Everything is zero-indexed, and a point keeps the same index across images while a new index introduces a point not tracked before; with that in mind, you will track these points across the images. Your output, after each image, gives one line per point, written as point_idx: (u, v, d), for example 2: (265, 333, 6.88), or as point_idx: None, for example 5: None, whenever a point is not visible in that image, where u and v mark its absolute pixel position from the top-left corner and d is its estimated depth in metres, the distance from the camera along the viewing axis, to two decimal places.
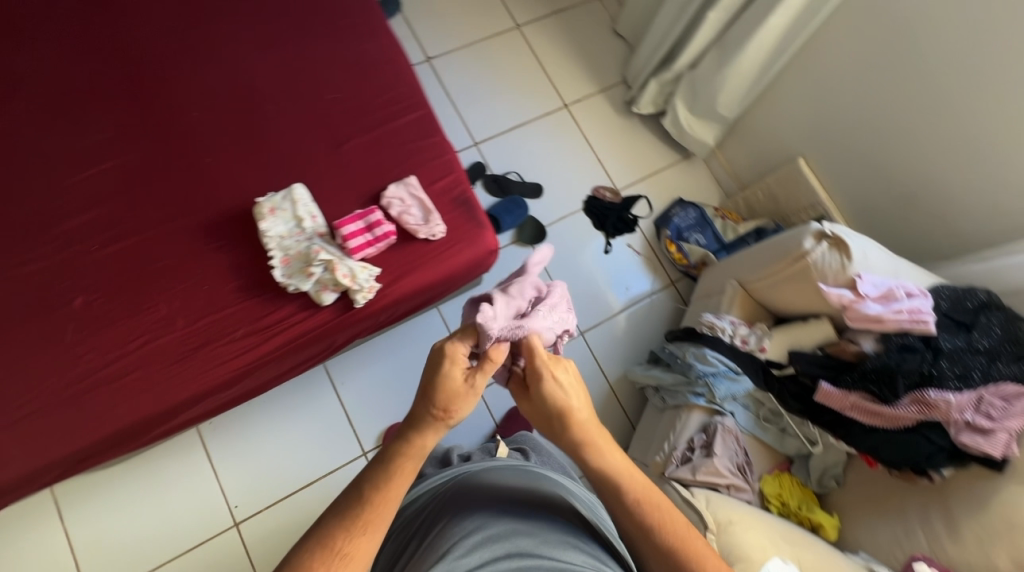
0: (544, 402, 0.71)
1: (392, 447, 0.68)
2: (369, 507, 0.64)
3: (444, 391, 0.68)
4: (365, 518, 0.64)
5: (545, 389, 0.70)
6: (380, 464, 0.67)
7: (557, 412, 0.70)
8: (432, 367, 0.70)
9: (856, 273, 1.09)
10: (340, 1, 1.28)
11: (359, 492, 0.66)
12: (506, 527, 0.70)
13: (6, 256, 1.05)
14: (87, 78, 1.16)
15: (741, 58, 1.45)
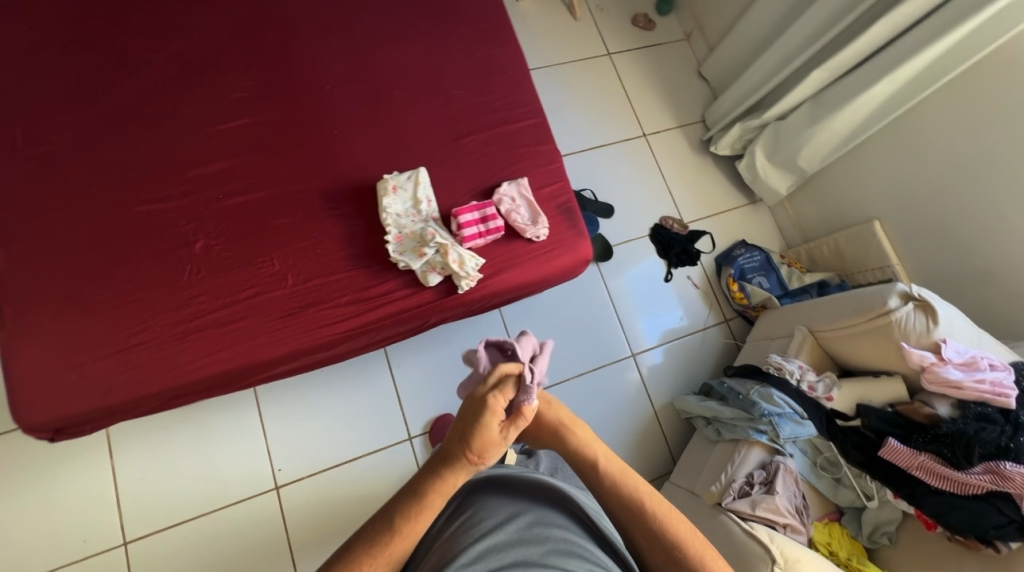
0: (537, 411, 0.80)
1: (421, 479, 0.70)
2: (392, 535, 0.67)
3: (480, 437, 0.68)
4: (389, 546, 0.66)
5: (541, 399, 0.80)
6: (406, 497, 0.69)
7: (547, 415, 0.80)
8: (471, 412, 0.69)
9: (941, 338, 1.16)
10: (476, 6, 1.35)
11: (384, 521, 0.68)
12: (513, 535, 0.69)
13: (130, 190, 1.07)
14: (225, 36, 1.19)
15: (837, 118, 1.50)
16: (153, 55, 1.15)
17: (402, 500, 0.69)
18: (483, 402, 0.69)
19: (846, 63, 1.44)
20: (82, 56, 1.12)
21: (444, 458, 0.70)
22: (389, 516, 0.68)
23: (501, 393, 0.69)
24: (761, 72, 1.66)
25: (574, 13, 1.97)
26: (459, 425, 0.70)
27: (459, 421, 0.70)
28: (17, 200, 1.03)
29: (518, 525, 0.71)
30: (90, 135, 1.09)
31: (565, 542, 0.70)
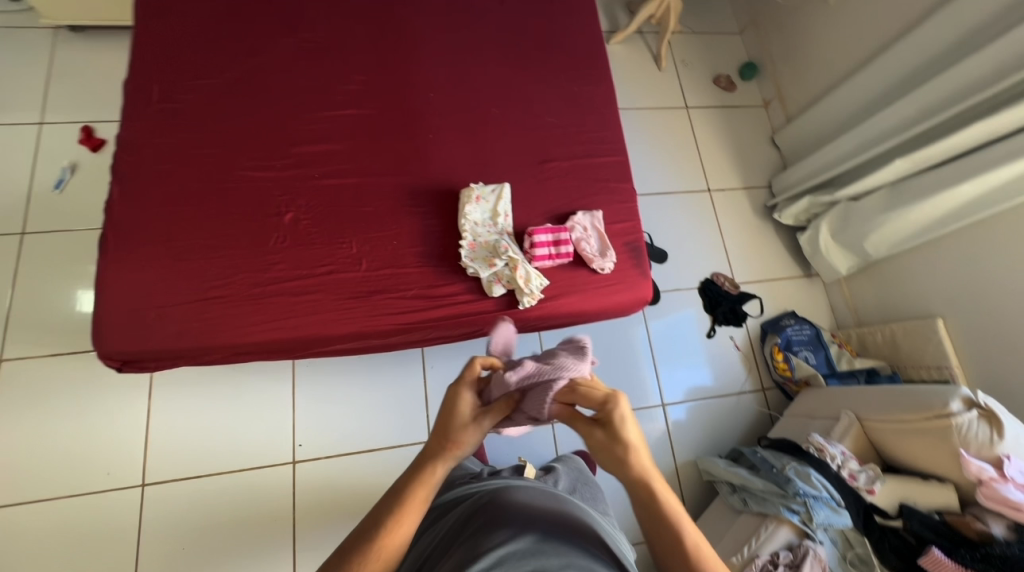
0: (616, 444, 0.63)
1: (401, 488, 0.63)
2: (372, 546, 0.59)
3: (459, 429, 0.65)
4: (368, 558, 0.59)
5: (625, 430, 0.63)
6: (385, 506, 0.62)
7: (627, 454, 0.63)
8: (446, 410, 0.66)
9: (1004, 453, 1.10)
10: (579, 43, 1.42)
11: (362, 533, 0.60)
12: (529, 541, 0.66)
13: (238, 155, 1.16)
14: (350, 33, 1.29)
15: (914, 210, 1.47)
16: (283, 40, 1.26)
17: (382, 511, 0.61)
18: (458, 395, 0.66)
19: (933, 157, 1.41)
20: (224, 31, 1.24)
21: (426, 463, 0.64)
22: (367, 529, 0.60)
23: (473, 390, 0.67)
24: (838, 152, 1.67)
25: (660, 64, 1.99)
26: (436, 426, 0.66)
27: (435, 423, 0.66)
28: (143, 146, 1.13)
29: (534, 532, 0.68)
30: (216, 100, 1.19)
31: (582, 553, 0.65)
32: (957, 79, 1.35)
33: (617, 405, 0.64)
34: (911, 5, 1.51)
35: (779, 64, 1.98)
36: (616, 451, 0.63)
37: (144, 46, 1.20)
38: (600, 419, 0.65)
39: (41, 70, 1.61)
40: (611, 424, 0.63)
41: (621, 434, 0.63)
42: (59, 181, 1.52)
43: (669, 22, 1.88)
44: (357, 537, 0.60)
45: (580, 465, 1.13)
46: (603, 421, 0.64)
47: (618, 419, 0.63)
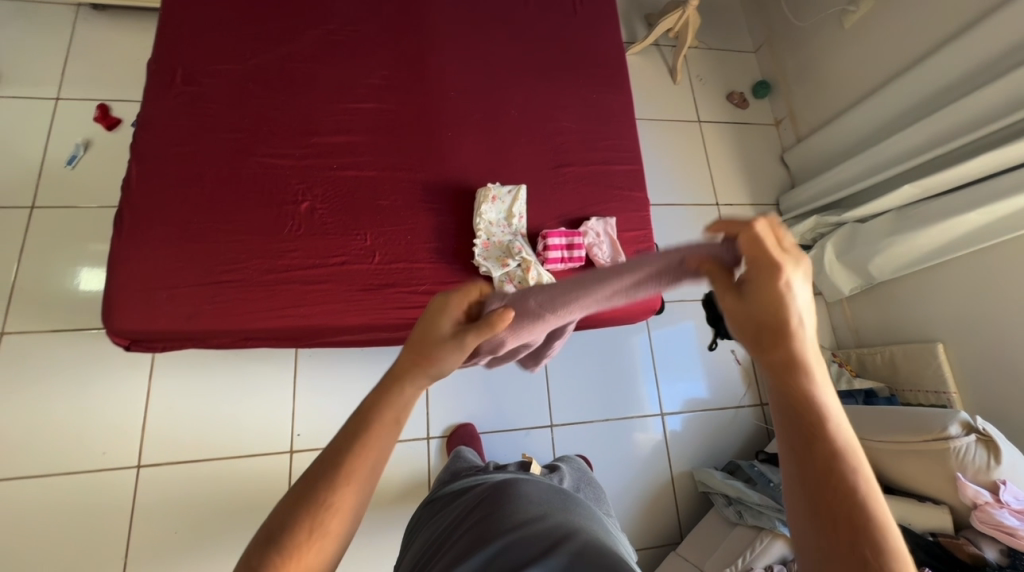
0: (757, 311, 0.53)
1: (363, 424, 0.56)
2: (329, 496, 0.52)
3: (435, 344, 0.57)
4: (325, 507, 0.52)
5: (776, 297, 0.52)
6: (342, 445, 0.55)
7: (774, 322, 0.52)
8: (425, 323, 0.58)
9: (1000, 478, 1.12)
10: (601, 52, 1.43)
11: (311, 475, 0.54)
12: (543, 532, 0.68)
13: (257, 143, 1.16)
14: (376, 29, 1.30)
15: (920, 235, 1.48)
16: (309, 31, 1.27)
17: (338, 451, 0.55)
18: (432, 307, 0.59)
19: (942, 184, 1.42)
20: (252, 19, 1.25)
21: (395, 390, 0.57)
22: (322, 468, 0.54)
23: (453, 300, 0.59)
24: (847, 174, 1.70)
25: (675, 77, 2.00)
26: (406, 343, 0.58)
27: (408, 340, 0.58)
28: (164, 127, 1.14)
29: (548, 524, 0.70)
30: (238, 86, 1.19)
31: (596, 545, 0.67)
32: (967, 111, 1.37)
33: (781, 269, 0.51)
34: (927, 34, 1.53)
35: (793, 84, 2.00)
36: (759, 316, 0.53)
37: (170, 27, 1.21)
38: (743, 281, 0.54)
39: (61, 45, 1.61)
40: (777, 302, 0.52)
41: (771, 300, 0.52)
42: (71, 157, 1.52)
43: (686, 37, 1.90)
44: (312, 475, 0.54)
45: (582, 466, 1.12)
46: (751, 284, 0.53)
47: (768, 283, 0.52)
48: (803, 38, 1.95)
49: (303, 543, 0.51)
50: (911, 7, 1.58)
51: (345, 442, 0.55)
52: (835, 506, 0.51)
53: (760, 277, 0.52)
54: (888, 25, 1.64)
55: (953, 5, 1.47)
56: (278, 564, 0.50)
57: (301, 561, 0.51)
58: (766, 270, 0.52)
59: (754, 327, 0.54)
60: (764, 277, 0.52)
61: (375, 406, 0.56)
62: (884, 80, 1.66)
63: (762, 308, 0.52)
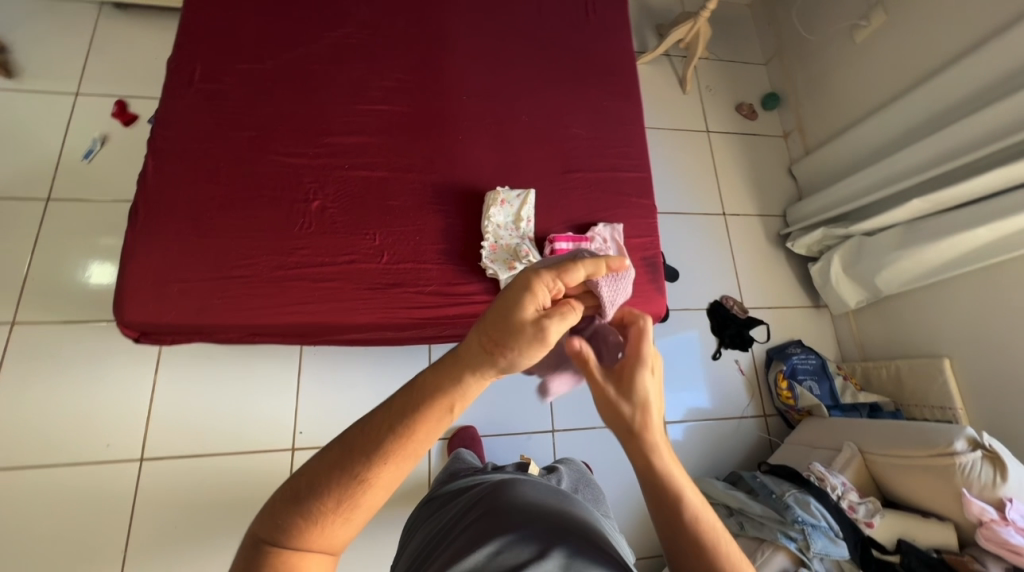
0: (628, 408, 0.56)
1: (413, 402, 0.47)
2: (364, 470, 0.46)
3: (516, 331, 0.47)
4: (358, 484, 0.46)
5: (642, 393, 0.56)
6: (385, 421, 0.47)
7: (638, 416, 0.56)
8: (512, 299, 0.48)
9: (1007, 496, 1.11)
10: (612, 60, 1.45)
11: (347, 443, 0.47)
12: (538, 529, 0.67)
13: (272, 141, 1.18)
14: (391, 33, 1.32)
15: (928, 249, 1.48)
16: (325, 33, 1.29)
17: (379, 426, 0.47)
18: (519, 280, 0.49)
19: (951, 199, 1.42)
20: (270, 20, 1.27)
21: (457, 369, 0.48)
22: (360, 440, 0.47)
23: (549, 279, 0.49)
24: (855, 187, 1.70)
25: (684, 88, 2.02)
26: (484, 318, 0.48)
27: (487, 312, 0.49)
28: (181, 124, 1.16)
29: (543, 521, 0.69)
30: (255, 85, 1.21)
31: (593, 543, 0.66)
32: (976, 127, 1.37)
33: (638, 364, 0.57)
34: (937, 51, 1.54)
35: (802, 96, 2.01)
36: (629, 412, 0.56)
37: (191, 27, 1.23)
38: (619, 378, 0.57)
39: (82, 42, 1.64)
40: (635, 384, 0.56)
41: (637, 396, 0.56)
42: (88, 152, 1.54)
43: (696, 48, 1.92)
44: (345, 446, 0.47)
45: (581, 467, 1.13)
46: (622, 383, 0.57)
47: (635, 380, 0.56)
48: (813, 52, 1.96)
49: (331, 515, 0.46)
50: (921, 24, 1.59)
51: (390, 417, 0.47)
52: None
53: (630, 370, 0.57)
54: (898, 41, 1.66)
55: (963, 23, 1.48)
56: (303, 527, 0.47)
57: (328, 531, 0.47)
58: (636, 367, 0.57)
59: (625, 423, 0.57)
60: (634, 372, 0.57)
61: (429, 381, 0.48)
62: (893, 95, 1.67)
63: (629, 405, 0.56)
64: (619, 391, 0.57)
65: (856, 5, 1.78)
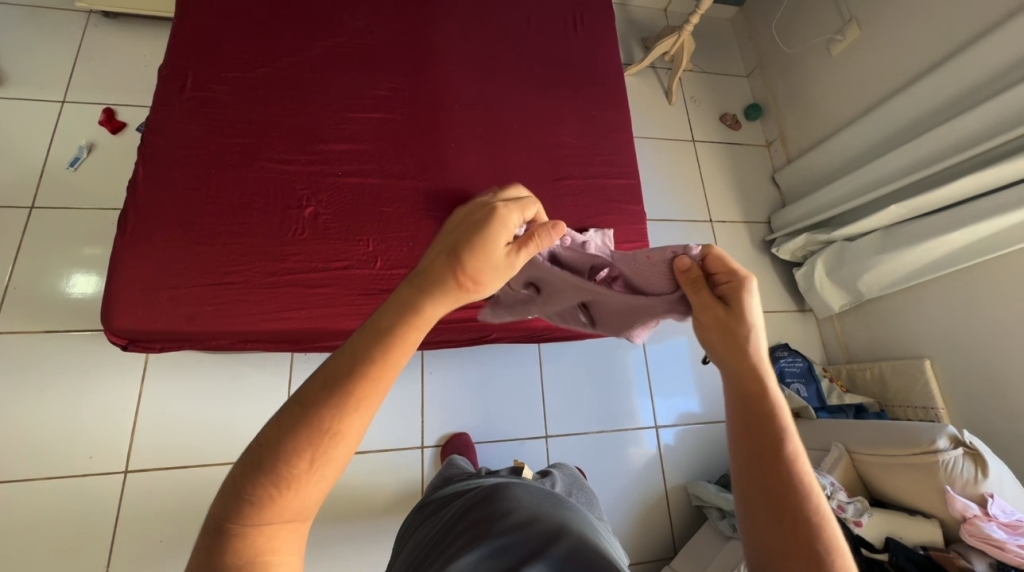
0: (736, 319, 0.60)
1: (371, 337, 0.44)
2: (330, 420, 0.42)
3: (480, 250, 0.47)
4: (330, 437, 0.42)
5: (751, 311, 0.60)
6: (343, 364, 0.43)
7: (748, 328, 0.60)
8: (474, 219, 0.48)
9: (988, 491, 1.14)
10: (601, 71, 1.48)
11: (305, 396, 0.42)
12: (530, 536, 0.66)
13: (264, 148, 1.19)
14: (384, 43, 1.34)
15: (907, 253, 1.53)
16: (318, 43, 1.30)
17: (339, 369, 0.43)
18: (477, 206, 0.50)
19: (927, 205, 1.47)
20: (263, 30, 1.28)
21: (417, 291, 0.46)
22: (317, 396, 0.42)
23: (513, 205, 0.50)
24: (836, 194, 1.75)
25: (670, 98, 2.07)
26: (445, 238, 0.49)
27: (446, 234, 0.49)
28: (172, 131, 1.16)
29: (536, 527, 0.68)
30: (247, 93, 1.22)
31: (585, 549, 0.65)
32: (948, 136, 1.43)
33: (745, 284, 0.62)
34: (910, 64, 1.61)
35: (784, 107, 2.07)
36: (736, 322, 0.60)
37: (182, 36, 1.24)
38: (727, 295, 0.63)
39: (70, 51, 1.63)
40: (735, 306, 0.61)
41: (747, 308, 0.60)
42: (74, 159, 1.53)
43: (681, 60, 1.97)
44: (302, 405, 0.42)
45: (574, 472, 1.13)
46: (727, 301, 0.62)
47: (745, 292, 0.61)
48: (792, 64, 2.03)
49: (300, 478, 0.42)
50: (894, 38, 1.66)
51: (348, 358, 0.43)
52: (782, 521, 0.52)
53: (739, 284, 0.62)
54: (873, 54, 1.73)
55: (933, 38, 1.55)
56: (275, 497, 0.42)
57: (303, 496, 0.43)
58: (745, 282, 0.62)
59: (732, 332, 0.60)
60: (744, 287, 0.61)
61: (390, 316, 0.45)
62: (870, 105, 1.73)
63: (740, 317, 0.60)
64: (725, 306, 0.62)
65: (833, 21, 1.86)
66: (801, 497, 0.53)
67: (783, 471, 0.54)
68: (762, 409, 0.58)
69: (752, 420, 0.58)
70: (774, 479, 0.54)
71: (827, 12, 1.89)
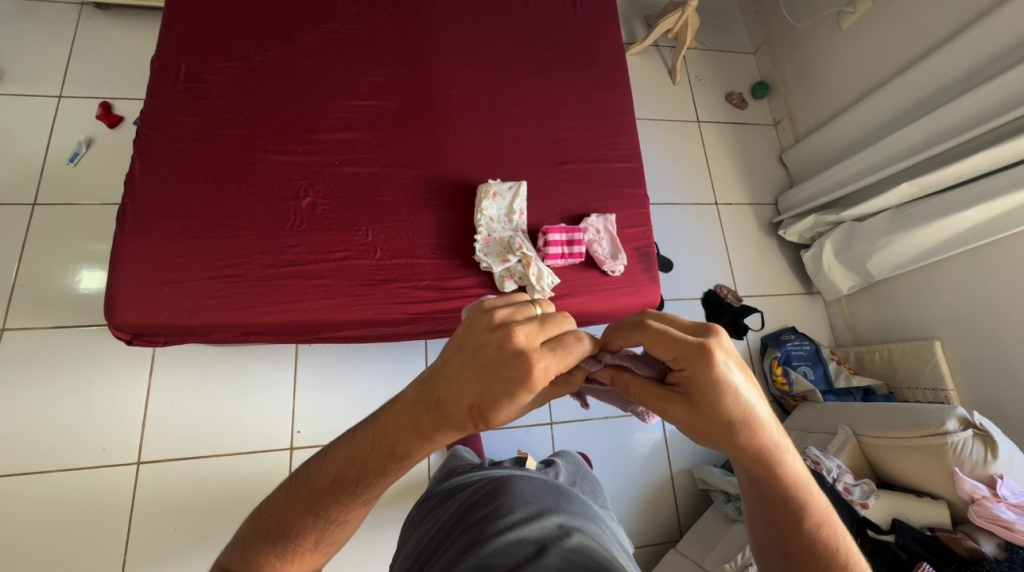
0: (717, 414, 0.52)
1: (366, 459, 0.55)
2: (339, 510, 0.56)
3: (507, 411, 0.49)
4: (333, 524, 0.58)
5: (724, 392, 0.51)
6: (344, 472, 0.55)
7: (730, 424, 0.52)
8: (510, 376, 0.48)
9: (997, 473, 1.13)
10: (601, 51, 1.44)
11: (312, 491, 0.57)
12: (531, 533, 0.66)
13: (259, 140, 1.17)
14: (378, 28, 1.31)
15: (917, 232, 1.49)
16: (310, 29, 1.28)
17: (340, 477, 0.56)
18: (517, 348, 0.48)
19: (938, 182, 1.43)
20: (254, 17, 1.26)
21: (424, 427, 0.52)
22: (324, 490, 0.56)
23: (557, 361, 0.49)
24: (845, 173, 1.70)
25: (674, 78, 2.02)
26: (475, 379, 0.49)
27: (476, 371, 0.49)
28: (167, 124, 1.15)
29: (538, 524, 0.68)
30: (241, 82, 1.20)
31: (586, 548, 0.65)
32: (962, 111, 1.38)
33: (711, 361, 0.51)
34: (923, 36, 1.55)
35: (791, 85, 2.02)
36: (713, 421, 0.52)
37: (173, 26, 1.22)
38: (685, 386, 0.53)
39: (64, 45, 1.61)
40: (705, 397, 0.52)
41: (718, 401, 0.52)
42: (73, 154, 1.52)
43: (685, 38, 1.91)
44: (317, 494, 0.56)
45: (578, 460, 1.12)
46: (698, 393, 0.52)
47: (709, 381, 0.51)
48: (801, 40, 1.96)
49: (316, 542, 0.58)
50: (907, 8, 1.60)
51: (351, 467, 0.55)
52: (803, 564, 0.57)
53: (698, 372, 0.51)
54: (885, 26, 1.66)
55: (949, 7, 1.49)
56: (290, 555, 0.58)
57: (316, 551, 0.59)
58: (705, 368, 0.51)
59: (710, 433, 0.54)
60: (706, 374, 0.51)
61: (389, 441, 0.53)
62: (881, 79, 1.68)
63: (715, 412, 0.52)
64: (691, 402, 0.53)
65: None
66: (823, 555, 0.57)
67: (804, 537, 0.58)
68: (776, 484, 0.57)
69: (768, 496, 0.58)
70: (793, 542, 0.58)
71: None
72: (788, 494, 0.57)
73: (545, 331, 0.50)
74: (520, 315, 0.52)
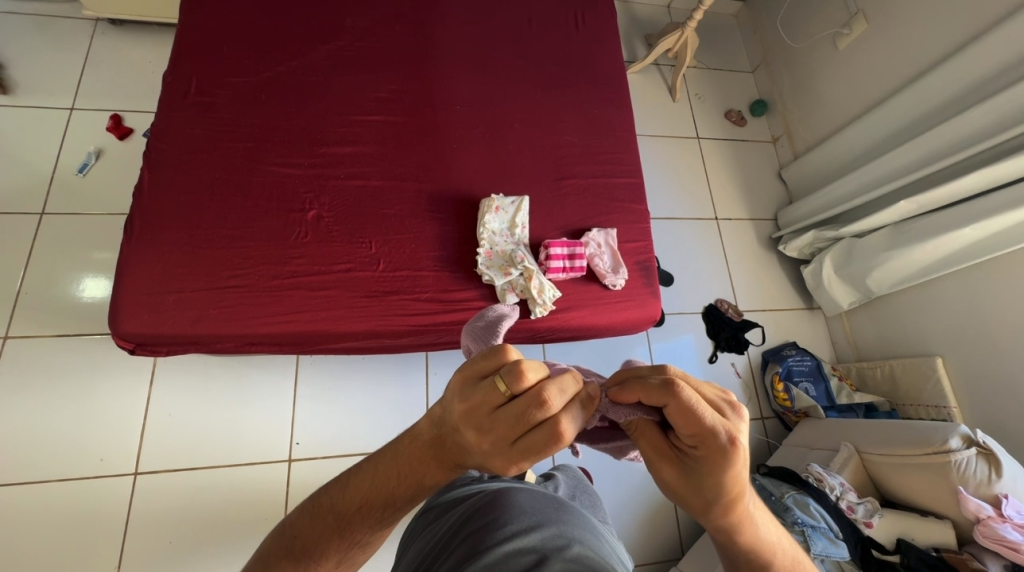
0: (712, 488, 0.53)
1: (391, 489, 0.55)
2: (364, 536, 0.57)
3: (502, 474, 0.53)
4: (358, 546, 0.58)
5: (726, 470, 0.52)
6: (367, 501, 0.56)
7: (718, 503, 0.53)
8: (488, 468, 0.51)
9: (1002, 492, 1.12)
10: (603, 70, 1.48)
11: (335, 517, 0.57)
12: (531, 543, 0.65)
13: (266, 153, 1.19)
14: (385, 46, 1.34)
15: (916, 249, 1.50)
16: (319, 46, 1.31)
17: (363, 505, 0.56)
18: (486, 448, 0.49)
19: (937, 200, 1.44)
20: (266, 35, 1.29)
21: (448, 467, 0.53)
22: (346, 515, 0.56)
23: (526, 459, 0.48)
24: (844, 190, 1.72)
25: (674, 95, 2.05)
26: (464, 460, 0.52)
27: (462, 457, 0.52)
28: (176, 136, 1.17)
29: (538, 534, 0.67)
30: (251, 97, 1.23)
31: (586, 559, 0.64)
32: (958, 129, 1.40)
33: (725, 438, 0.51)
34: (918, 57, 1.59)
35: (789, 103, 2.05)
36: (704, 490, 0.53)
37: (186, 42, 1.25)
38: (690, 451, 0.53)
39: (78, 58, 1.65)
40: (706, 466, 0.52)
41: (720, 483, 0.52)
42: (83, 165, 1.55)
43: (685, 56, 1.95)
44: (342, 520, 0.56)
45: (578, 473, 1.11)
46: (700, 462, 0.53)
47: (718, 460, 0.52)
48: (798, 59, 2.00)
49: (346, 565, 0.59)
50: (902, 30, 1.64)
51: (375, 496, 0.56)
52: None
53: (713, 451, 0.51)
54: (881, 48, 1.70)
55: (943, 29, 1.52)
56: None
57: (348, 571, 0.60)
58: (719, 449, 0.51)
59: (692, 505, 0.55)
60: (719, 457, 0.51)
61: (415, 477, 0.54)
62: (878, 99, 1.71)
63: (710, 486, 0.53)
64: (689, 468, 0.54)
65: (840, 14, 1.83)
66: None
67: None
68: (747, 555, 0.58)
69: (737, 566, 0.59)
70: None
71: (833, 6, 1.86)
72: (759, 565, 0.58)
73: (509, 428, 0.47)
74: (486, 403, 0.49)
